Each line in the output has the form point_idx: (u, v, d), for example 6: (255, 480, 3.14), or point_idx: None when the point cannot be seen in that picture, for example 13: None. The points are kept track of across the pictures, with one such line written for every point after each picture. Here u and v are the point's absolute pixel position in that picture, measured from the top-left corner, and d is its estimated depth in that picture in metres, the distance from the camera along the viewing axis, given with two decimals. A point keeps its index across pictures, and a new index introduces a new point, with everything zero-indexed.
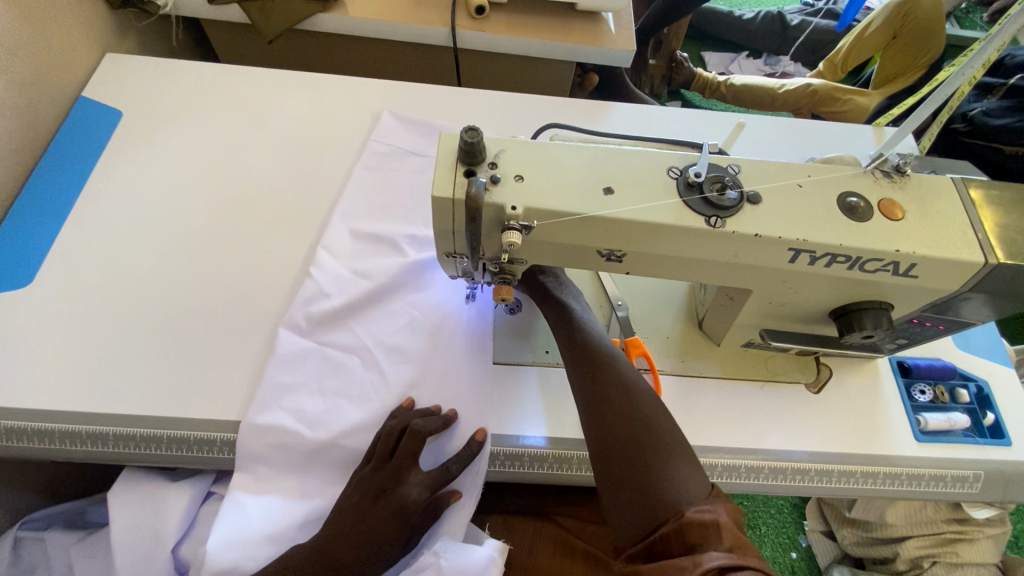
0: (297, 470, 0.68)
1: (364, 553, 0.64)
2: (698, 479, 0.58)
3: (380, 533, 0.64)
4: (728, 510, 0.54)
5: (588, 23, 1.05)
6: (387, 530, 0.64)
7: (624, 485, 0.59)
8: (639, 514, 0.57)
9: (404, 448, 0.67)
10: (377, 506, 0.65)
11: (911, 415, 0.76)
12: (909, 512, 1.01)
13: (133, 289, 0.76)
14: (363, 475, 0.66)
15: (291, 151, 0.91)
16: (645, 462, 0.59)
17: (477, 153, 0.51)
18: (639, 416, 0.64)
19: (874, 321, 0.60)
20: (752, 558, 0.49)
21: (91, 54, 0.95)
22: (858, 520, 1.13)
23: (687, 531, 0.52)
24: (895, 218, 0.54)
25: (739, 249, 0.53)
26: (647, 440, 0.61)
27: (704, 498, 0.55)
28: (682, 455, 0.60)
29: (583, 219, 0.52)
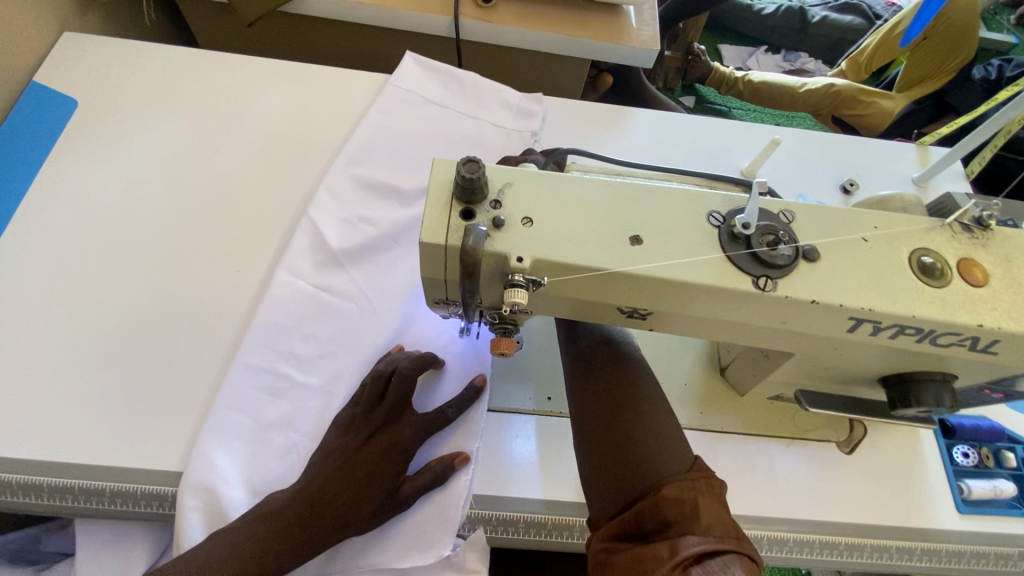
0: (277, 460, 0.62)
1: (348, 498, 0.58)
2: (679, 453, 0.54)
3: (370, 475, 0.59)
4: (710, 487, 0.50)
5: (606, 15, 0.94)
6: (376, 473, 0.59)
7: (602, 456, 0.56)
8: (616, 489, 0.53)
9: (393, 391, 0.62)
10: (368, 445, 0.61)
11: (952, 481, 0.69)
12: None
13: (79, 309, 0.66)
14: (350, 418, 0.62)
15: (267, 151, 0.80)
16: (626, 435, 0.56)
17: (478, 190, 0.41)
18: (626, 387, 0.60)
19: (936, 396, 0.51)
20: (732, 539, 0.46)
21: (45, 34, 0.83)
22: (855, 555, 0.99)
23: (663, 508, 0.48)
24: (976, 283, 0.45)
25: (790, 315, 0.44)
26: (633, 412, 0.58)
27: (682, 473, 0.51)
28: (667, 431, 0.56)
29: (604, 275, 0.42)
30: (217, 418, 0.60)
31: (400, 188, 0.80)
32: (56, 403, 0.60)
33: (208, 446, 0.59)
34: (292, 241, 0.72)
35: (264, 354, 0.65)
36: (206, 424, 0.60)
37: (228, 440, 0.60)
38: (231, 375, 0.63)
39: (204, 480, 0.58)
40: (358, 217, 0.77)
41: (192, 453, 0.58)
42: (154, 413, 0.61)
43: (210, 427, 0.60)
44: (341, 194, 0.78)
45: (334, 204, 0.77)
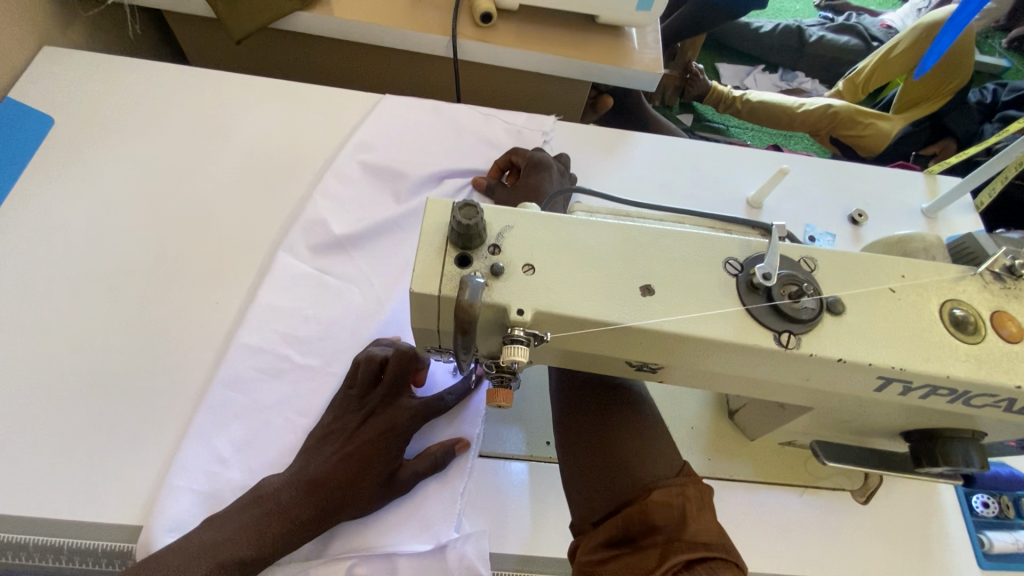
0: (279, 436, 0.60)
1: (345, 480, 0.55)
2: (668, 458, 0.51)
3: (368, 454, 0.56)
4: (701, 494, 0.46)
5: (609, 37, 0.92)
6: (377, 454, 0.56)
7: (588, 463, 0.52)
8: (602, 494, 0.49)
9: (392, 371, 0.59)
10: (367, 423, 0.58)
11: (972, 533, 0.65)
12: None
13: (42, 343, 0.61)
14: (346, 398, 0.60)
15: (253, 172, 0.76)
16: (611, 442, 0.53)
17: (475, 236, 0.37)
18: (613, 395, 0.58)
19: (966, 455, 0.48)
20: (724, 548, 0.42)
21: (22, 49, 0.80)
22: None
23: (651, 513, 0.45)
24: (1013, 339, 0.42)
25: (815, 373, 0.40)
26: (618, 419, 0.55)
27: (670, 477, 0.48)
28: (653, 436, 0.53)
29: (613, 330, 0.39)
30: (214, 397, 0.59)
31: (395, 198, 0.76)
32: (11, 450, 0.55)
33: (172, 497, 0.53)
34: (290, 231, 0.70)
35: (238, 392, 0.60)
36: (205, 402, 0.58)
37: (224, 420, 0.58)
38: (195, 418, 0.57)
39: (196, 480, 0.55)
40: (359, 211, 0.75)
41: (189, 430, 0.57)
42: (120, 459, 0.56)
43: (179, 470, 0.55)
44: (331, 212, 0.73)
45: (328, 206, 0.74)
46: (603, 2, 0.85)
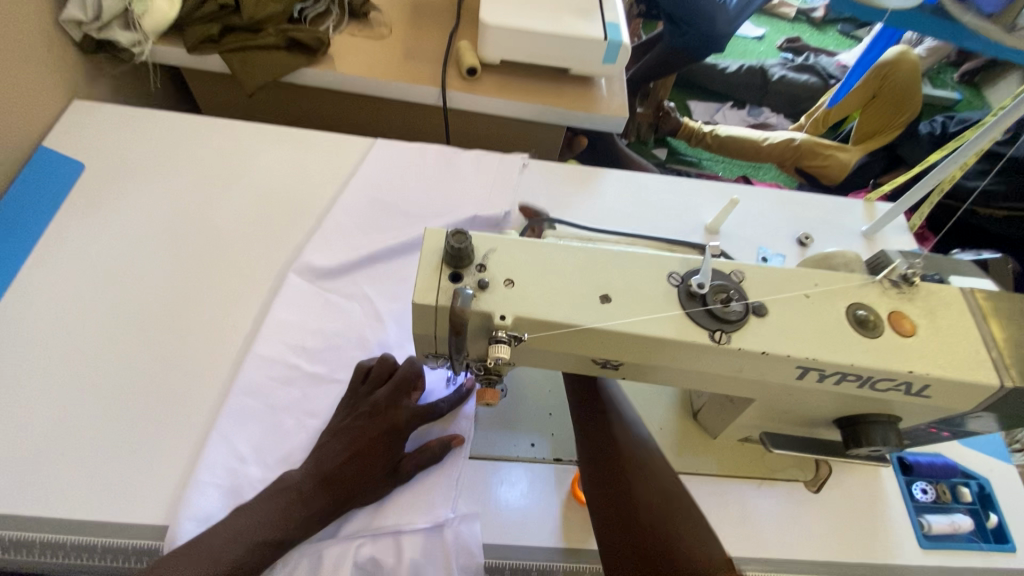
0: (290, 437, 0.66)
1: (355, 471, 0.62)
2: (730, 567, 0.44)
3: (375, 449, 0.63)
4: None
5: (580, 86, 1.04)
6: (383, 448, 0.64)
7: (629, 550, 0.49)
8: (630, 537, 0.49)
9: (400, 376, 0.67)
10: (370, 421, 0.65)
11: (914, 517, 0.73)
12: None
13: (76, 363, 0.68)
14: (354, 399, 0.67)
15: (264, 208, 0.85)
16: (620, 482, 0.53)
17: (464, 257, 0.46)
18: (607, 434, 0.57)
19: (884, 436, 0.56)
20: None
21: (55, 103, 0.89)
22: None
23: None
24: (906, 333, 0.51)
25: (745, 364, 0.49)
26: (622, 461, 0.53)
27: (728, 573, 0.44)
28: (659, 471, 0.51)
29: (578, 331, 0.47)
30: (233, 402, 0.66)
31: (392, 229, 0.85)
32: (48, 459, 0.61)
33: (195, 499, 0.59)
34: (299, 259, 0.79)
35: (255, 397, 0.67)
36: (226, 407, 0.65)
37: (244, 422, 0.65)
38: (215, 428, 0.64)
39: (217, 481, 0.61)
40: (360, 238, 0.83)
41: (210, 434, 0.63)
42: (146, 465, 0.62)
43: (202, 472, 0.61)
44: (335, 240, 0.82)
45: (333, 237, 0.82)
46: (574, 57, 0.97)
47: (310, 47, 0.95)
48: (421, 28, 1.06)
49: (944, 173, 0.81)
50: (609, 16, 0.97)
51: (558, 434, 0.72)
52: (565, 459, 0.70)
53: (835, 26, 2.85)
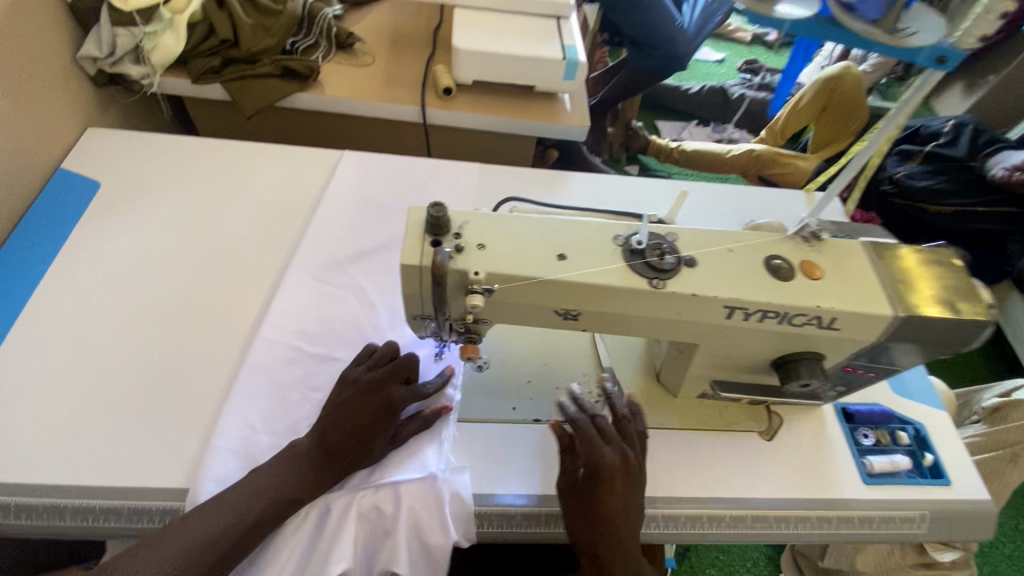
0: (295, 409, 0.74)
1: (358, 443, 0.67)
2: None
3: (375, 423, 0.69)
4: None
5: (546, 101, 1.16)
6: (382, 422, 0.69)
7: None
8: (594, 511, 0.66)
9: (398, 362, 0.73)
10: (366, 398, 0.69)
11: (857, 458, 0.81)
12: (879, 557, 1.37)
13: (98, 352, 0.76)
14: (355, 378, 0.73)
15: (264, 213, 0.94)
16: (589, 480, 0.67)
17: (442, 225, 0.56)
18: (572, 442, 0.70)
19: (809, 370, 0.66)
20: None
21: (72, 130, 0.99)
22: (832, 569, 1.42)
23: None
24: (815, 277, 0.61)
25: (681, 306, 0.59)
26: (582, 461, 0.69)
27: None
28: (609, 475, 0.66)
29: (540, 283, 0.57)
30: (244, 379, 0.73)
31: (380, 229, 0.94)
32: (77, 434, 0.68)
33: (212, 463, 0.66)
34: (298, 256, 0.88)
35: (262, 375, 0.75)
36: (237, 384, 0.73)
37: (253, 396, 0.73)
38: (227, 402, 0.72)
39: (232, 446, 0.68)
40: (353, 237, 0.93)
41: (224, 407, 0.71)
42: (165, 438, 0.69)
43: (218, 439, 0.68)
44: (330, 240, 0.91)
45: (328, 237, 0.92)
46: (539, 75, 1.10)
47: (301, 75, 1.07)
48: (402, 56, 1.19)
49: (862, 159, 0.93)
50: (567, 38, 1.10)
51: (537, 398, 0.80)
52: (543, 420, 0.78)
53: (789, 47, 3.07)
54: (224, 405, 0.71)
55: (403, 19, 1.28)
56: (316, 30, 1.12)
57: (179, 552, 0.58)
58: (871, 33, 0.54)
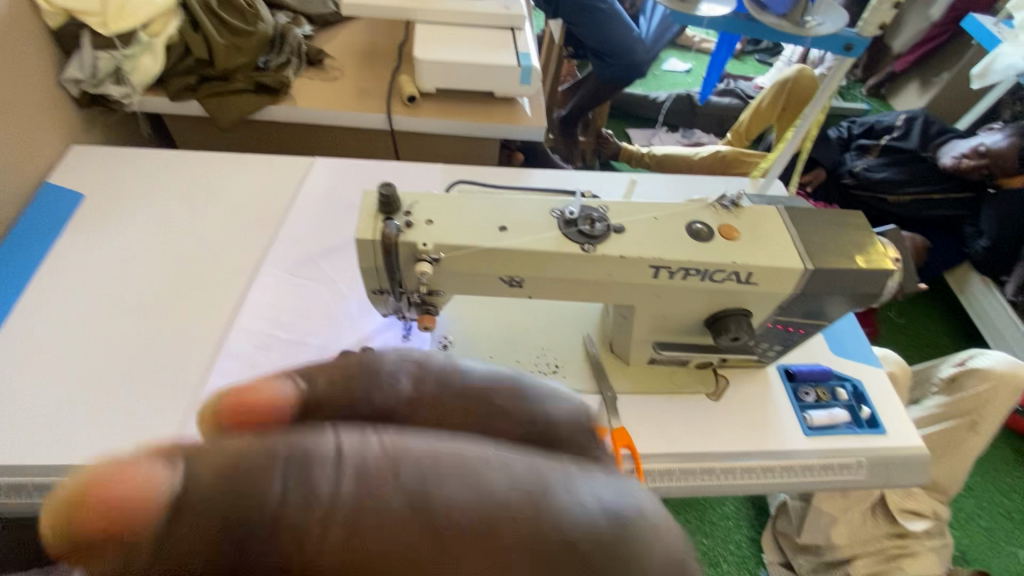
0: None
1: None
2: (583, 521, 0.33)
3: None
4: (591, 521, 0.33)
5: (505, 106, 1.24)
6: None
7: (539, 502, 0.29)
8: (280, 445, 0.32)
9: None
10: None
11: (799, 413, 0.87)
12: (856, 531, 1.31)
13: (84, 344, 0.81)
14: None
15: (239, 216, 1.00)
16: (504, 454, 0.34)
17: (393, 204, 0.63)
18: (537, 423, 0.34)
19: (738, 324, 0.72)
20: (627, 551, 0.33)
21: (57, 146, 1.05)
22: (811, 550, 1.39)
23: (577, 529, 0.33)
24: (732, 238, 0.68)
25: (611, 268, 0.66)
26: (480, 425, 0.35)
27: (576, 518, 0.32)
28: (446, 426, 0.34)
29: (482, 251, 0.63)
30: (221, 363, 0.79)
31: (350, 225, 1.01)
32: (63, 417, 0.73)
33: None
34: (272, 253, 0.94)
35: (238, 360, 0.80)
36: (214, 368, 0.79)
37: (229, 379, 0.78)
38: (205, 386, 0.77)
39: None
40: (325, 234, 0.99)
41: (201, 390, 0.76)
42: (148, 419, 0.74)
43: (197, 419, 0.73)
44: (301, 238, 0.98)
45: (301, 235, 0.98)
46: (496, 81, 1.18)
47: (274, 89, 1.14)
48: (370, 70, 1.27)
49: (793, 143, 1.02)
50: (521, 47, 1.19)
51: None
52: None
53: (751, 56, 3.21)
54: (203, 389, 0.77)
55: (371, 36, 1.37)
56: (288, 49, 1.20)
57: None
58: (784, 26, 0.69)
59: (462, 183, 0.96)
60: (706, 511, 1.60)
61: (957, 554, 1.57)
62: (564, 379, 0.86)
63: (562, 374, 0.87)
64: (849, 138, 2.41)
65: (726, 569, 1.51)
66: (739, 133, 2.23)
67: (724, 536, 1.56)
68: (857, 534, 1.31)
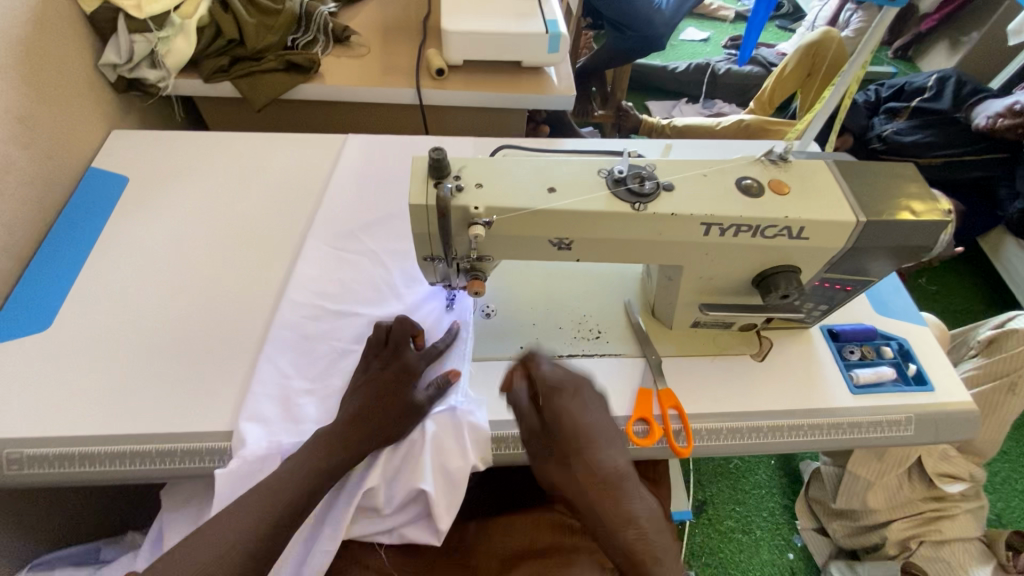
0: (323, 358, 0.81)
1: (383, 421, 0.72)
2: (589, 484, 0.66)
3: (393, 388, 0.74)
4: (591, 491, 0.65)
5: (533, 76, 1.23)
6: (398, 384, 0.75)
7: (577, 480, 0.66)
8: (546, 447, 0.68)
9: (395, 333, 0.79)
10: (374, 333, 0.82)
11: (845, 372, 0.87)
12: (893, 497, 1.29)
13: (141, 321, 0.84)
14: (367, 363, 0.78)
15: (278, 194, 1.02)
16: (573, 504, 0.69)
17: (443, 168, 0.63)
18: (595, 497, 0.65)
19: (787, 282, 0.72)
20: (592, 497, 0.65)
21: (98, 132, 1.07)
22: (847, 514, 1.38)
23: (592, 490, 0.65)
24: (783, 193, 0.68)
25: (661, 226, 0.66)
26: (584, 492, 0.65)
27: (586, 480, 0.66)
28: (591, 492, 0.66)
29: (532, 213, 0.64)
30: (275, 333, 0.81)
31: (389, 199, 1.02)
32: (129, 390, 0.76)
33: (252, 405, 0.74)
34: (314, 228, 0.96)
35: (291, 329, 0.83)
36: (268, 338, 0.81)
37: (283, 348, 0.80)
38: (261, 355, 0.79)
39: (270, 393, 0.76)
40: (364, 209, 1.00)
41: (259, 360, 0.78)
42: (208, 390, 0.77)
43: (255, 387, 0.76)
44: (341, 212, 0.99)
45: (339, 210, 0.99)
46: (524, 51, 1.17)
47: (304, 67, 1.15)
48: (395, 45, 1.26)
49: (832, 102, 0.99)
50: (547, 14, 1.18)
51: (542, 338, 0.87)
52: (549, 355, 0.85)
53: (772, 21, 3.10)
54: (259, 358, 0.79)
55: (393, 12, 1.36)
56: (314, 27, 1.19)
57: (239, 525, 0.63)
58: None
59: (498, 148, 0.95)
60: (739, 480, 1.58)
61: (992, 517, 1.57)
62: (608, 344, 0.87)
63: (605, 339, 0.87)
64: (877, 102, 2.34)
65: (759, 534, 1.50)
66: (763, 102, 2.17)
67: (758, 503, 1.55)
68: (893, 501, 1.29)
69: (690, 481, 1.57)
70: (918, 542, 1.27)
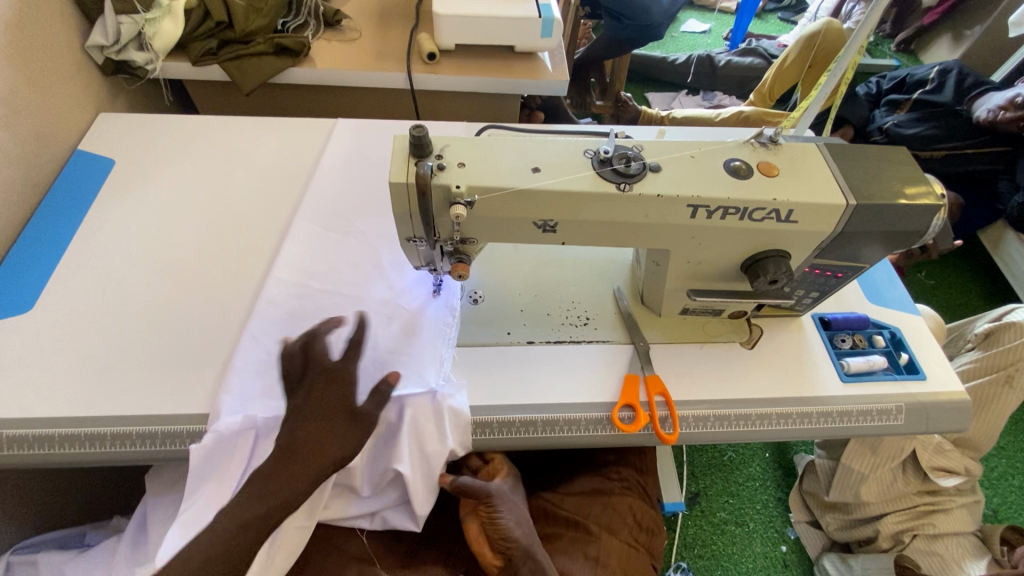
0: None
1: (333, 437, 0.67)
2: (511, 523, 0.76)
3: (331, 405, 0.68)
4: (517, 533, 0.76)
5: (526, 61, 1.21)
6: (334, 398, 0.68)
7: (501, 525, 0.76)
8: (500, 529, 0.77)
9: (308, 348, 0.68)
10: (296, 352, 0.69)
11: (835, 360, 0.86)
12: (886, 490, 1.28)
13: (124, 304, 0.83)
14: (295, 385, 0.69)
15: (265, 178, 1.01)
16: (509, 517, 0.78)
17: (424, 146, 0.62)
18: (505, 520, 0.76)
19: (776, 266, 0.71)
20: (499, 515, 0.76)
21: (85, 115, 1.06)
22: (840, 506, 1.38)
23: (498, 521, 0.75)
24: (771, 175, 0.66)
25: (647, 209, 0.65)
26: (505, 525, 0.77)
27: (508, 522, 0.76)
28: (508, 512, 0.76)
29: (514, 193, 0.63)
30: (258, 311, 0.81)
31: (378, 184, 1.01)
32: (110, 373, 0.76)
33: (231, 382, 0.73)
34: (300, 212, 0.94)
35: (274, 308, 0.82)
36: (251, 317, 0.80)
37: (266, 326, 0.80)
38: (244, 330, 0.79)
39: (250, 370, 0.75)
40: (353, 192, 0.99)
41: (241, 338, 0.78)
42: (190, 373, 0.76)
43: (236, 363, 0.75)
44: (328, 196, 0.98)
45: (326, 194, 0.98)
46: (516, 35, 1.15)
47: (293, 51, 1.13)
48: (387, 30, 1.25)
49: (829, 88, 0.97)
50: None
51: (529, 324, 0.86)
52: (536, 341, 0.84)
53: (774, 13, 3.06)
54: (243, 333, 0.79)
55: None
56: (305, 10, 1.19)
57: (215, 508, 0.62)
58: None
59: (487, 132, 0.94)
60: (732, 472, 1.58)
61: (987, 512, 1.56)
62: (596, 331, 0.86)
63: (593, 326, 0.86)
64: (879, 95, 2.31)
65: (753, 526, 1.50)
66: (762, 94, 2.15)
67: (752, 496, 1.54)
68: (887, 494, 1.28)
69: (684, 473, 1.56)
70: (911, 535, 1.26)
